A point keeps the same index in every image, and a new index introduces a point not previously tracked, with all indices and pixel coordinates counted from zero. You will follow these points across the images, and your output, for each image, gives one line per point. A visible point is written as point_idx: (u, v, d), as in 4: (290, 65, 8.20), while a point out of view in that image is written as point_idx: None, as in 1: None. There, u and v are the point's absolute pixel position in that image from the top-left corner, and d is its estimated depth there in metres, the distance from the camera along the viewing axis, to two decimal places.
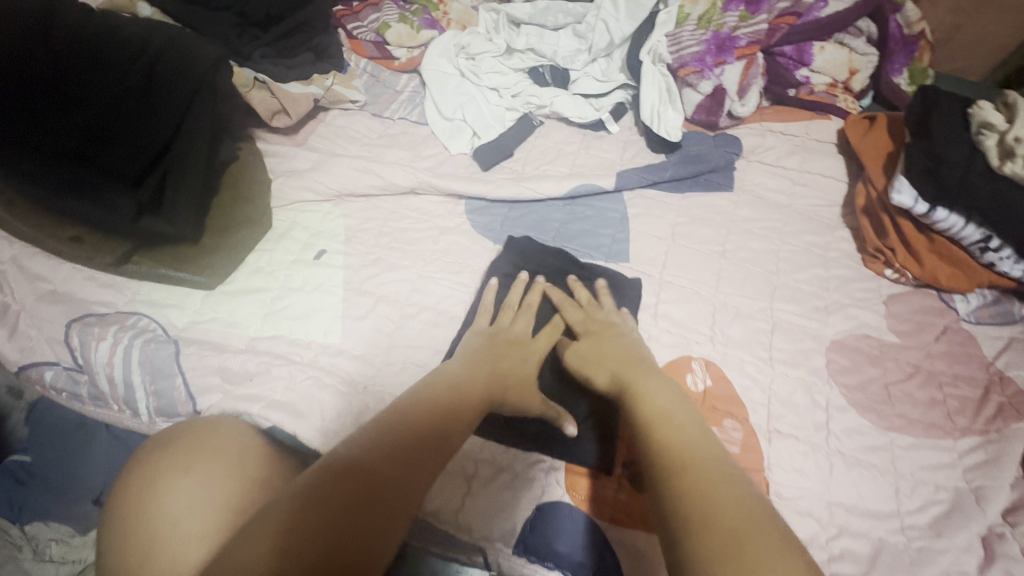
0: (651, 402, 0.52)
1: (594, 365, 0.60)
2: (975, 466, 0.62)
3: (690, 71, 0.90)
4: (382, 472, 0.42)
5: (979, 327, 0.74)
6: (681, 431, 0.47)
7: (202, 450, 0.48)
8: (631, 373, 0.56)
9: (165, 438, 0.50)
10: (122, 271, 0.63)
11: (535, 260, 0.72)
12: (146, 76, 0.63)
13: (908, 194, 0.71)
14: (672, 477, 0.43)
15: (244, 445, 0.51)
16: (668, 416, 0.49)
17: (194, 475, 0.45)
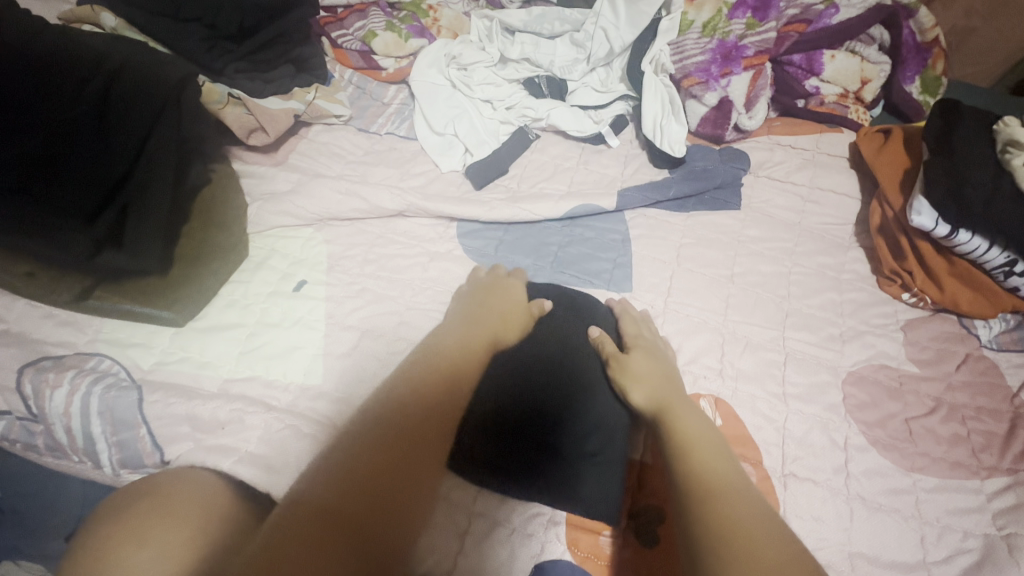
0: (687, 427, 0.51)
1: (631, 381, 0.57)
2: (1004, 510, 0.58)
3: (694, 82, 0.85)
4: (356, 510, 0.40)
5: (1002, 355, 0.70)
6: (713, 458, 0.48)
7: (162, 512, 0.43)
8: (671, 401, 0.55)
9: (118, 506, 0.45)
10: (84, 306, 0.58)
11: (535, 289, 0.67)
12: (100, 97, 0.58)
13: (928, 216, 0.67)
14: (709, 510, 0.42)
15: (214, 505, 0.46)
16: (698, 440, 0.49)
17: (155, 547, 0.41)
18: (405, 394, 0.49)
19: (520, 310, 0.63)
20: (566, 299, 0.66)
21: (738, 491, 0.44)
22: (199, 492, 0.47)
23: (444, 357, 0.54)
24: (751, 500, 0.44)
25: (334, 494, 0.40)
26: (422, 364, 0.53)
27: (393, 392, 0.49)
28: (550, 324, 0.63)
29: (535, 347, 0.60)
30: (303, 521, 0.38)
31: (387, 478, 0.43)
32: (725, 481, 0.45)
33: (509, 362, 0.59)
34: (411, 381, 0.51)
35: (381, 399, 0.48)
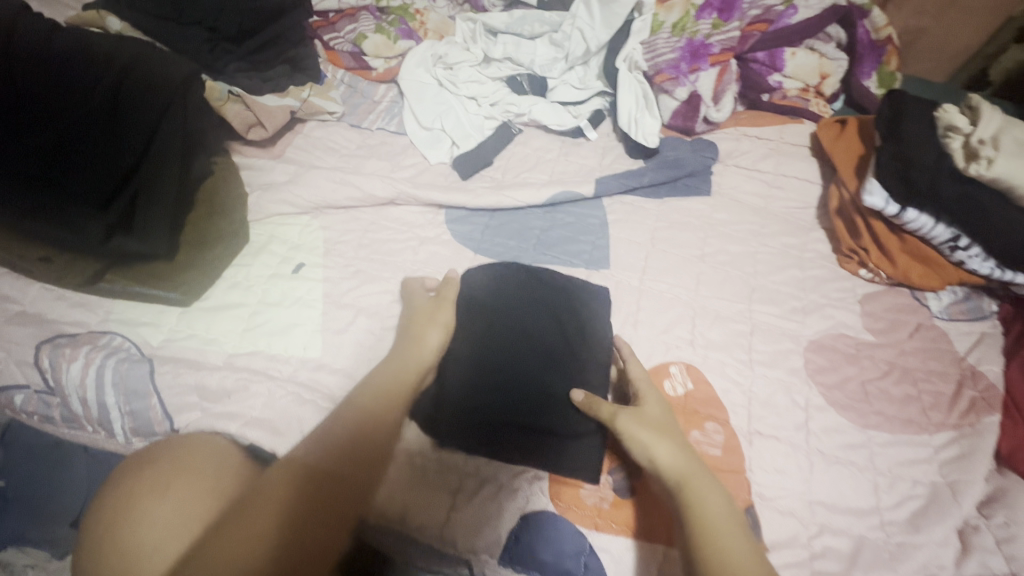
0: (709, 514, 0.50)
1: (656, 440, 0.55)
2: (950, 460, 0.64)
3: (665, 78, 0.91)
4: (333, 470, 0.48)
5: (952, 323, 0.76)
6: (736, 553, 0.47)
7: (185, 460, 0.49)
8: (689, 474, 0.53)
9: (138, 464, 0.49)
10: (95, 288, 0.62)
11: (514, 273, 0.71)
12: (112, 93, 0.62)
13: (880, 196, 0.73)
14: None
15: (223, 464, 0.50)
16: (723, 532, 0.49)
17: (172, 499, 0.45)
18: (393, 378, 0.56)
19: (503, 303, 0.68)
20: (549, 287, 0.70)
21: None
22: (215, 446, 0.52)
23: (421, 349, 0.60)
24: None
25: (325, 463, 0.48)
26: (398, 361, 0.58)
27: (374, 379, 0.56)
28: (530, 310, 0.68)
29: (523, 334, 0.66)
30: (298, 482, 0.46)
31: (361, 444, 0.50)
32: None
33: (496, 348, 0.64)
34: (389, 372, 0.57)
35: (368, 387, 0.55)
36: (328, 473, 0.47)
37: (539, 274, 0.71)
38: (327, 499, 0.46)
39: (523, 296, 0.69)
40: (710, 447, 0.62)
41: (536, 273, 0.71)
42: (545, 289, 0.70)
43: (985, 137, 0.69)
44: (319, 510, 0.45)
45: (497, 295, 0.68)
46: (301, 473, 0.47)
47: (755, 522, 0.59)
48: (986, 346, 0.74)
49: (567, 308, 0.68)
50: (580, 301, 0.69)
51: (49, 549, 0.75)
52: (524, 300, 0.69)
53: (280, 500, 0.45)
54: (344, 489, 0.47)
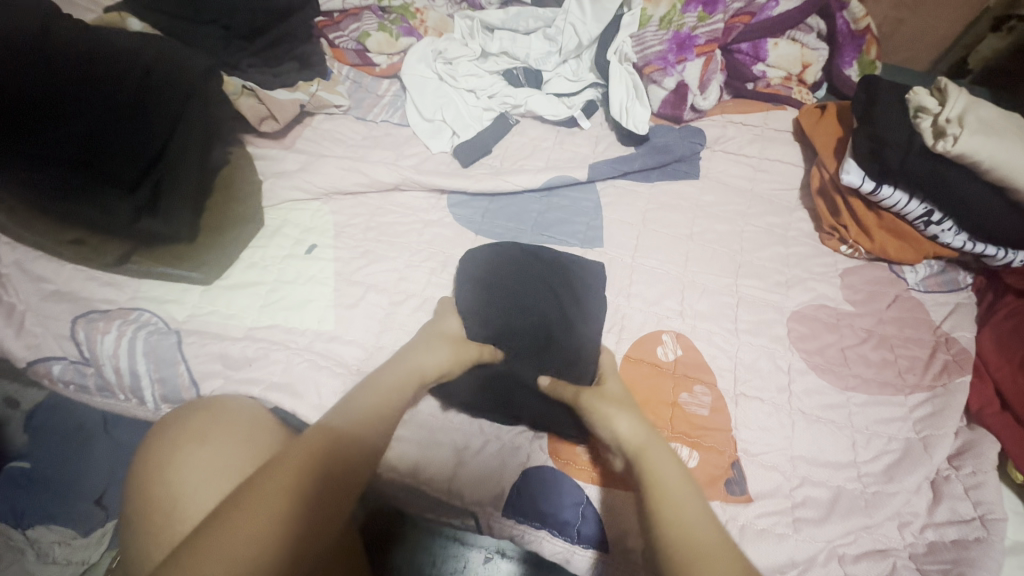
0: (660, 477, 0.53)
1: (614, 414, 0.58)
2: (924, 417, 0.68)
3: (654, 69, 0.95)
4: (350, 435, 0.52)
5: (928, 295, 0.81)
6: (686, 514, 0.50)
7: (220, 421, 0.54)
8: (645, 445, 0.56)
9: (172, 421, 0.54)
10: (122, 269, 0.67)
11: (511, 250, 0.74)
12: (138, 87, 0.67)
13: (856, 174, 0.78)
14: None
15: (247, 422, 0.55)
16: (675, 495, 0.51)
17: (207, 450, 0.51)
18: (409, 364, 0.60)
19: (501, 277, 0.71)
20: (544, 262, 0.73)
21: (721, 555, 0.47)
22: (246, 408, 0.57)
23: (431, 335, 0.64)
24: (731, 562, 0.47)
25: (350, 428, 0.52)
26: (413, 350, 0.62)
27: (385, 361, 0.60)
28: (528, 284, 0.71)
29: (520, 306, 0.69)
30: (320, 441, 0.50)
31: (373, 413, 0.55)
32: (701, 541, 0.48)
33: (496, 319, 0.68)
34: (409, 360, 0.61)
35: (388, 371, 0.59)
36: (355, 437, 0.51)
37: (536, 251, 0.74)
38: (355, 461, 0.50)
39: (519, 269, 0.72)
40: (699, 407, 0.67)
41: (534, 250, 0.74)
42: (541, 264, 0.73)
43: (951, 116, 0.73)
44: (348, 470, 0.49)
45: (495, 273, 0.71)
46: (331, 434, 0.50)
47: (741, 476, 0.63)
48: (960, 314, 0.78)
49: (558, 282, 0.71)
50: (571, 277, 0.72)
51: (75, 527, 0.79)
52: (521, 273, 0.72)
53: (306, 453, 0.48)
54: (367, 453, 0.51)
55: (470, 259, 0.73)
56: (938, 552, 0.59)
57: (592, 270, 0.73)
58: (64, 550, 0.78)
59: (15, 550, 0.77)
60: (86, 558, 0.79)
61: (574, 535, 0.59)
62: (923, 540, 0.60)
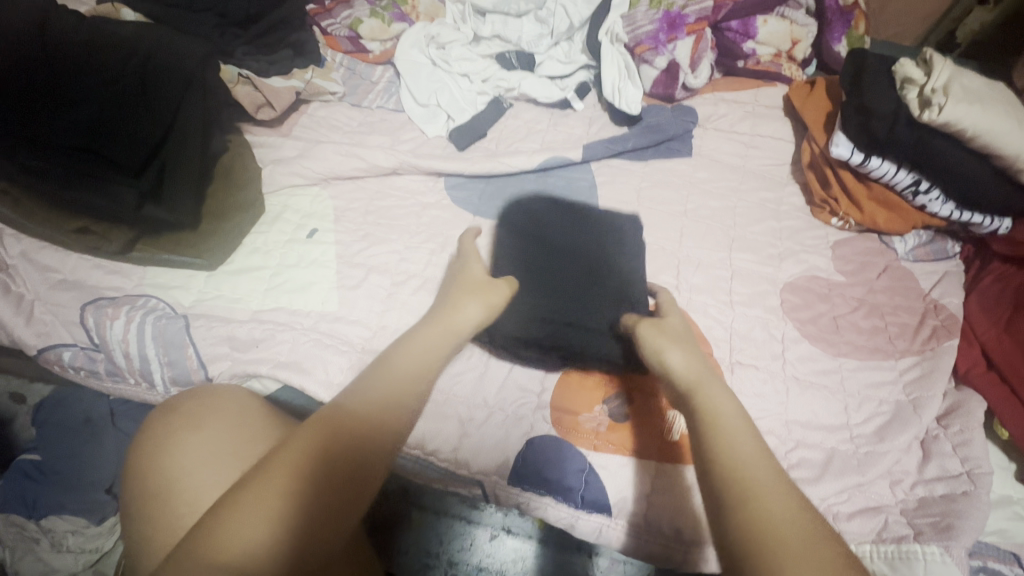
0: (717, 410, 0.52)
1: (667, 348, 0.59)
2: (914, 380, 0.71)
3: (645, 49, 0.96)
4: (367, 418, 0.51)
5: (917, 264, 0.83)
6: (747, 447, 0.48)
7: (211, 415, 0.56)
8: (698, 382, 0.55)
9: (170, 406, 0.58)
10: (128, 258, 0.68)
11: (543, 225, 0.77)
12: (138, 76, 0.68)
13: (845, 146, 0.80)
14: (742, 503, 0.44)
15: (242, 405, 0.59)
16: (734, 427, 0.50)
17: (202, 433, 0.55)
18: (420, 336, 0.59)
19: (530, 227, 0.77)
20: (568, 211, 0.79)
21: (776, 494, 0.45)
22: (236, 400, 0.59)
23: (465, 286, 0.65)
24: (785, 502, 0.44)
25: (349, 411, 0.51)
26: (439, 309, 0.62)
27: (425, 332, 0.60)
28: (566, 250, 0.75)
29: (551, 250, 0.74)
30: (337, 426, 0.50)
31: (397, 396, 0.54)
32: (757, 479, 0.46)
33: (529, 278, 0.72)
34: (426, 331, 0.60)
35: (407, 343, 0.58)
36: (360, 417, 0.51)
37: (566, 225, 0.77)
38: (358, 444, 0.49)
39: (550, 232, 0.76)
40: None
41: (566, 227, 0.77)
42: (575, 238, 0.76)
43: (937, 87, 0.74)
44: (348, 450, 0.49)
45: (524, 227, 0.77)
46: (329, 418, 0.50)
47: None
48: (948, 282, 0.80)
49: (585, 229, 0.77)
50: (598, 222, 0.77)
51: (88, 516, 0.81)
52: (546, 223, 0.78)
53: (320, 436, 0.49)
54: (373, 432, 0.51)
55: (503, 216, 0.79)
56: (928, 507, 0.61)
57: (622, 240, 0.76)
58: (77, 539, 0.80)
59: (30, 539, 0.79)
60: (99, 545, 0.81)
61: (577, 501, 0.61)
62: (914, 496, 0.62)
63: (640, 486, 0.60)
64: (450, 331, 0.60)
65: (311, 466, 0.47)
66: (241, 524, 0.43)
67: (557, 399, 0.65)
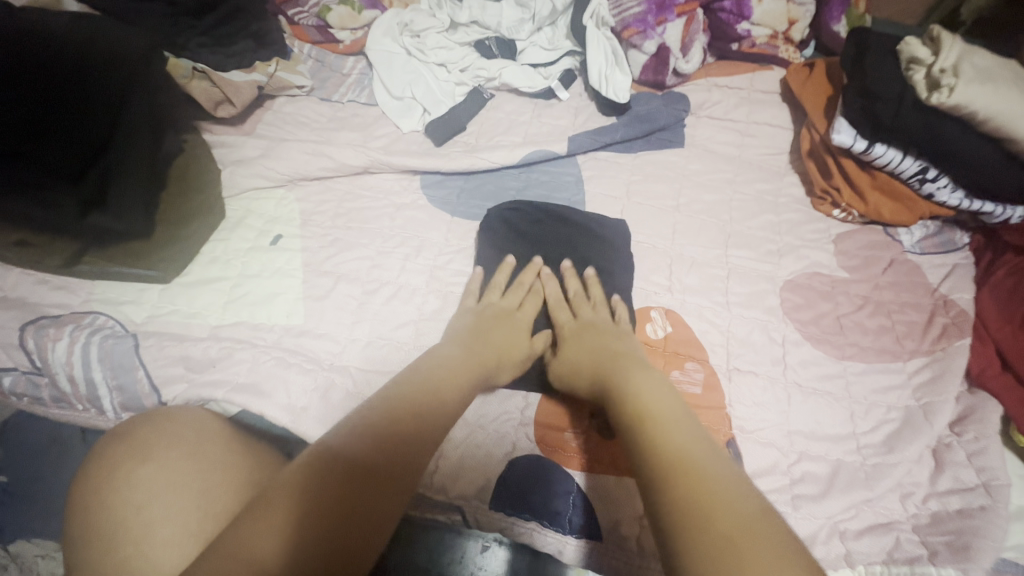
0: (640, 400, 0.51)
1: (575, 370, 0.60)
2: (923, 384, 0.66)
3: (633, 33, 0.89)
4: (377, 450, 0.45)
5: (924, 257, 0.78)
6: (666, 428, 0.47)
7: (164, 446, 0.51)
8: (612, 382, 0.55)
9: (118, 434, 0.52)
10: (75, 271, 0.63)
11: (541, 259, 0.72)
12: (72, 68, 0.61)
13: (847, 134, 0.75)
14: (663, 483, 0.42)
15: (201, 428, 0.53)
16: (654, 414, 0.49)
17: (151, 464, 0.49)
18: (452, 362, 0.57)
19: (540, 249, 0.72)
20: (571, 226, 0.74)
21: (697, 461, 0.44)
22: (191, 424, 0.54)
23: (504, 342, 0.62)
24: (718, 477, 0.42)
25: (386, 416, 0.48)
26: (481, 351, 0.59)
27: (434, 365, 0.56)
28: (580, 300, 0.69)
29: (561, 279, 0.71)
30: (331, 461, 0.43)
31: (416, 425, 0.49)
32: (681, 451, 0.45)
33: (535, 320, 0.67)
34: (463, 358, 0.58)
35: (415, 373, 0.54)
36: (372, 444, 0.45)
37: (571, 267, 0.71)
38: (399, 447, 0.46)
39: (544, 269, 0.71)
40: (691, 385, 0.64)
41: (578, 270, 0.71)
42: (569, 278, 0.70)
43: (945, 66, 0.68)
44: (380, 459, 0.45)
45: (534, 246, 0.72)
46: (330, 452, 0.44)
47: (736, 454, 0.60)
48: (957, 276, 0.75)
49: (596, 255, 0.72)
50: (609, 246, 0.73)
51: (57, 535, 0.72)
52: (553, 241, 0.73)
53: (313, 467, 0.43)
54: (390, 466, 0.45)
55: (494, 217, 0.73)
56: (942, 523, 0.57)
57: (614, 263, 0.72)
58: (49, 564, 0.71)
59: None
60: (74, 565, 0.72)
61: (566, 525, 0.56)
62: (926, 511, 0.58)
63: (633, 512, 0.56)
64: (482, 376, 0.58)
65: (340, 470, 0.43)
66: (249, 548, 0.37)
67: (541, 416, 0.61)
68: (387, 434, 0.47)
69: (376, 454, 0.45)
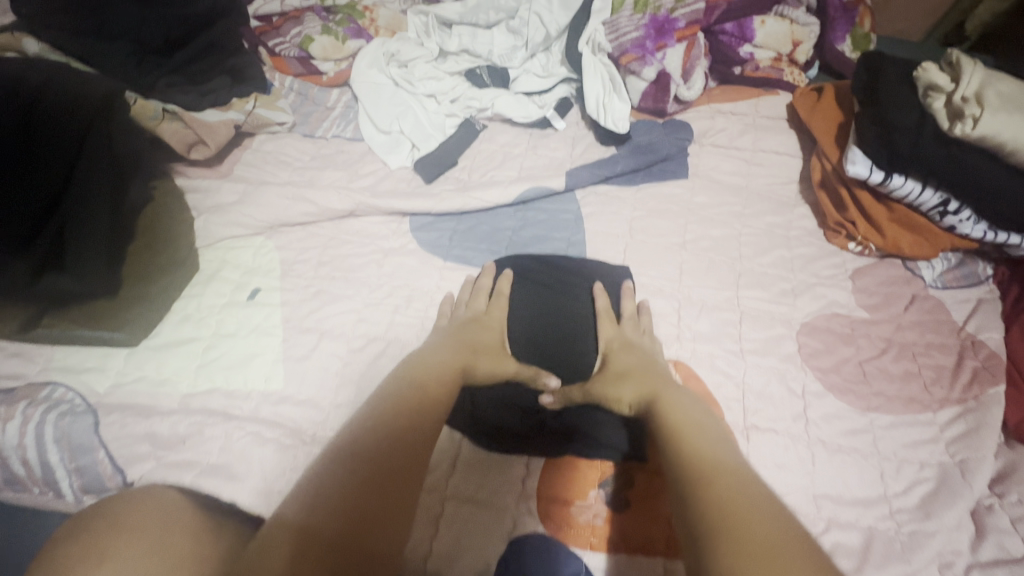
0: (677, 411, 0.52)
1: (620, 380, 0.57)
2: (957, 438, 0.61)
3: (631, 58, 0.84)
4: (348, 528, 0.39)
5: (947, 292, 0.73)
6: (703, 438, 0.48)
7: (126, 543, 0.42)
8: (659, 386, 0.55)
9: (75, 528, 0.44)
10: (32, 336, 0.58)
11: (527, 278, 0.69)
12: (21, 117, 0.56)
13: (863, 164, 0.70)
14: (699, 485, 0.43)
15: (171, 518, 0.45)
16: (689, 425, 0.50)
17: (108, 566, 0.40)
18: (434, 364, 0.56)
19: (541, 295, 0.68)
20: (573, 273, 0.70)
21: (731, 470, 0.44)
22: (159, 514, 0.45)
23: (485, 338, 0.61)
24: (743, 486, 0.42)
25: (379, 444, 0.46)
26: (463, 356, 0.58)
27: (406, 388, 0.52)
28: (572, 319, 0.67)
29: (562, 323, 0.66)
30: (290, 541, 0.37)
31: (392, 485, 0.44)
32: (715, 459, 0.45)
33: (518, 335, 0.65)
34: (441, 364, 0.56)
35: (391, 390, 0.52)
36: (347, 508, 0.41)
37: (559, 287, 0.69)
38: (384, 486, 0.43)
39: (529, 284, 0.69)
40: None
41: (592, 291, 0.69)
42: (553, 295, 0.68)
43: (967, 94, 0.65)
44: (354, 527, 0.40)
45: (536, 294, 0.68)
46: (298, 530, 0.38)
47: None
48: (983, 313, 0.71)
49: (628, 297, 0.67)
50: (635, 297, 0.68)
51: None
52: (556, 288, 0.69)
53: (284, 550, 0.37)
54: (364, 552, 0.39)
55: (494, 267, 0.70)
56: None
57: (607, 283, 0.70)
58: None
59: None
60: None
61: None
62: None
63: None
64: (459, 367, 0.57)
65: (315, 546, 0.37)
66: None
67: (545, 487, 0.56)
68: (359, 506, 0.41)
69: (361, 499, 0.41)
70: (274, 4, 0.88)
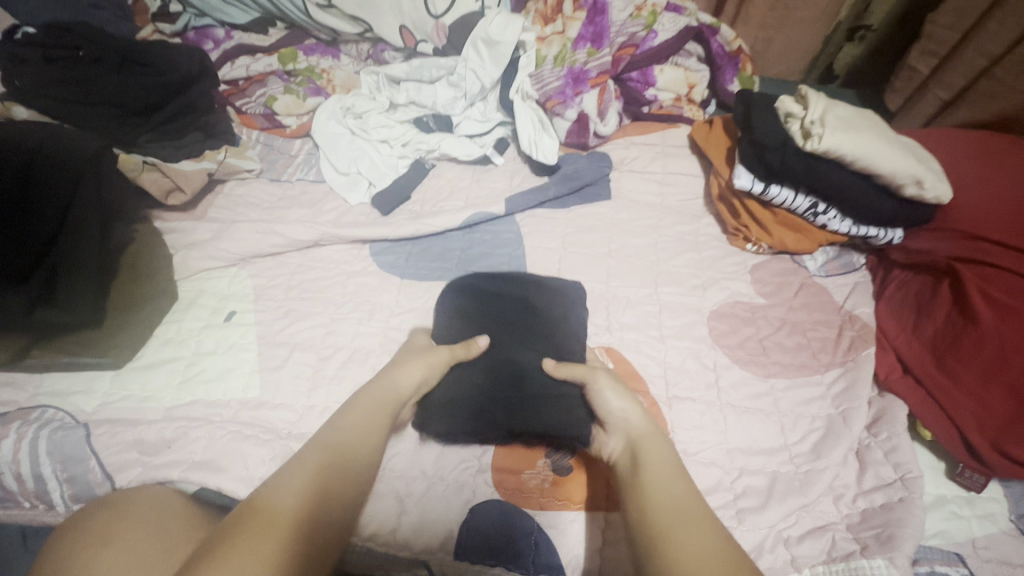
0: (654, 459, 0.56)
1: (622, 400, 0.61)
2: (840, 393, 0.73)
3: (555, 103, 0.98)
4: (310, 507, 0.47)
5: (829, 279, 0.88)
6: (672, 488, 0.53)
7: (122, 530, 0.48)
8: (648, 433, 0.59)
9: (79, 521, 0.51)
10: (22, 365, 0.63)
11: (478, 290, 0.76)
12: (21, 169, 0.64)
13: (746, 178, 0.85)
14: (660, 544, 0.48)
15: (165, 507, 0.52)
16: (663, 474, 0.54)
17: (114, 546, 0.46)
18: (370, 396, 0.60)
19: (484, 306, 0.74)
20: (516, 281, 0.77)
21: (698, 524, 0.49)
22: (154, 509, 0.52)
23: (411, 355, 0.65)
24: (701, 532, 0.48)
25: (306, 466, 0.51)
26: (386, 374, 0.62)
27: (346, 416, 0.57)
28: (540, 324, 0.72)
29: (506, 329, 0.71)
30: (268, 517, 0.44)
31: (337, 479, 0.51)
32: (677, 514, 0.50)
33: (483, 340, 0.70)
34: (368, 395, 0.60)
35: (341, 421, 0.56)
36: (310, 497, 0.48)
37: (512, 292, 0.75)
38: (328, 481, 0.50)
39: (489, 298, 0.74)
40: None
41: (542, 293, 0.75)
42: (510, 303, 0.74)
43: (814, 119, 0.79)
44: (309, 506, 0.47)
45: (484, 301, 0.74)
46: (267, 510, 0.45)
47: None
48: (858, 292, 0.85)
49: (568, 301, 0.75)
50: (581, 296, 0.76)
51: None
52: (496, 297, 0.75)
53: (262, 522, 0.44)
54: (317, 520, 0.47)
55: (454, 283, 0.77)
56: (871, 519, 0.62)
57: (550, 287, 0.76)
58: None
59: None
60: None
61: (529, 567, 0.57)
62: (857, 509, 0.64)
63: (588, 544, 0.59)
64: (388, 399, 0.60)
65: (278, 517, 0.44)
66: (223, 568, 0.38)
67: (498, 460, 0.64)
68: (310, 486, 0.49)
69: (307, 486, 0.49)
70: (239, 70, 1.01)
